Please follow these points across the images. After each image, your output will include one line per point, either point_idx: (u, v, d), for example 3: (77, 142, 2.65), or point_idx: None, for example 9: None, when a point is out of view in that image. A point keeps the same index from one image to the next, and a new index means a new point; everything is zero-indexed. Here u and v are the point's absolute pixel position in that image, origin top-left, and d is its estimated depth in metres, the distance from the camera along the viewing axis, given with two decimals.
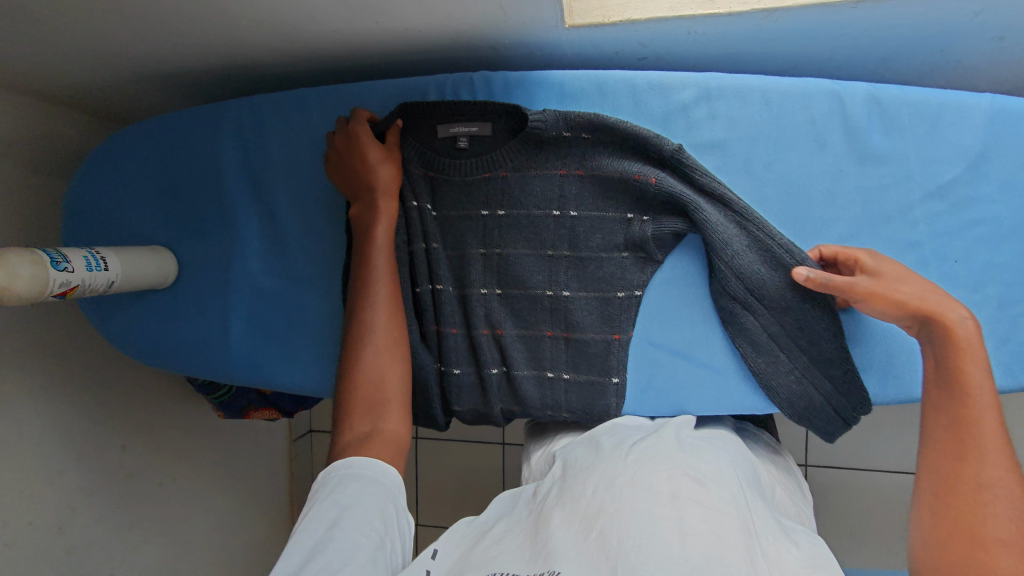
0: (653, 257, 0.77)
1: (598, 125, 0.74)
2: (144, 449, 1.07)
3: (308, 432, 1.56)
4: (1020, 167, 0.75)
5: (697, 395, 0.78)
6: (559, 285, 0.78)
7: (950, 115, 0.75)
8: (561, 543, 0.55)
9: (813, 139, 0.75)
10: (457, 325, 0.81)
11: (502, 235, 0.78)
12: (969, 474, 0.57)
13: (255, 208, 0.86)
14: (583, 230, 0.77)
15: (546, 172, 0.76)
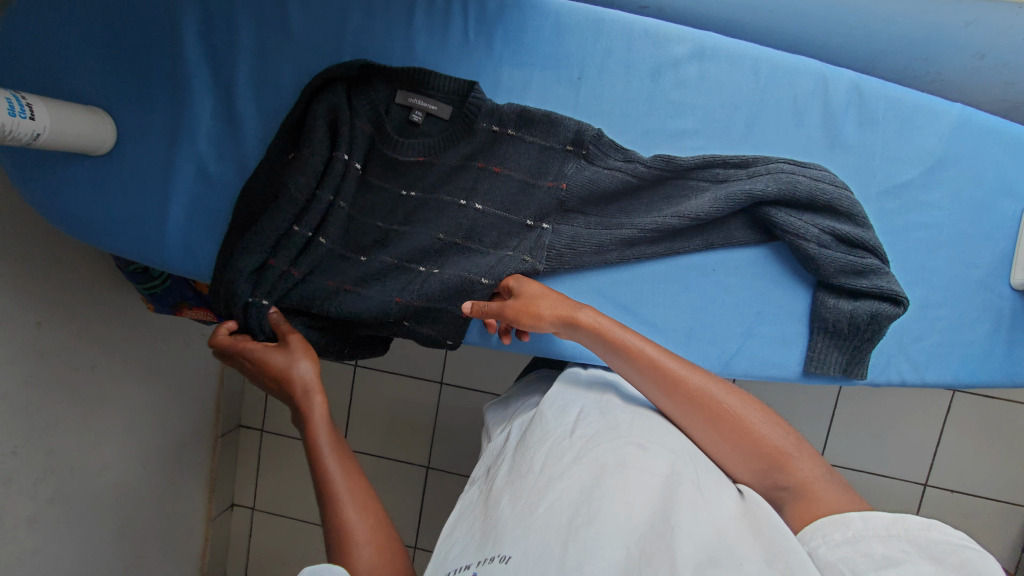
0: (535, 264, 0.73)
1: (533, 124, 0.72)
2: (61, 327, 1.06)
3: None
4: (971, 182, 0.70)
5: None
6: (433, 265, 0.75)
7: (921, 118, 0.69)
8: (507, 523, 0.51)
9: (792, 117, 0.70)
10: (315, 278, 0.75)
11: (409, 212, 0.76)
12: (737, 421, 0.59)
13: (212, 87, 0.79)
14: (482, 225, 0.74)
15: (467, 162, 0.74)
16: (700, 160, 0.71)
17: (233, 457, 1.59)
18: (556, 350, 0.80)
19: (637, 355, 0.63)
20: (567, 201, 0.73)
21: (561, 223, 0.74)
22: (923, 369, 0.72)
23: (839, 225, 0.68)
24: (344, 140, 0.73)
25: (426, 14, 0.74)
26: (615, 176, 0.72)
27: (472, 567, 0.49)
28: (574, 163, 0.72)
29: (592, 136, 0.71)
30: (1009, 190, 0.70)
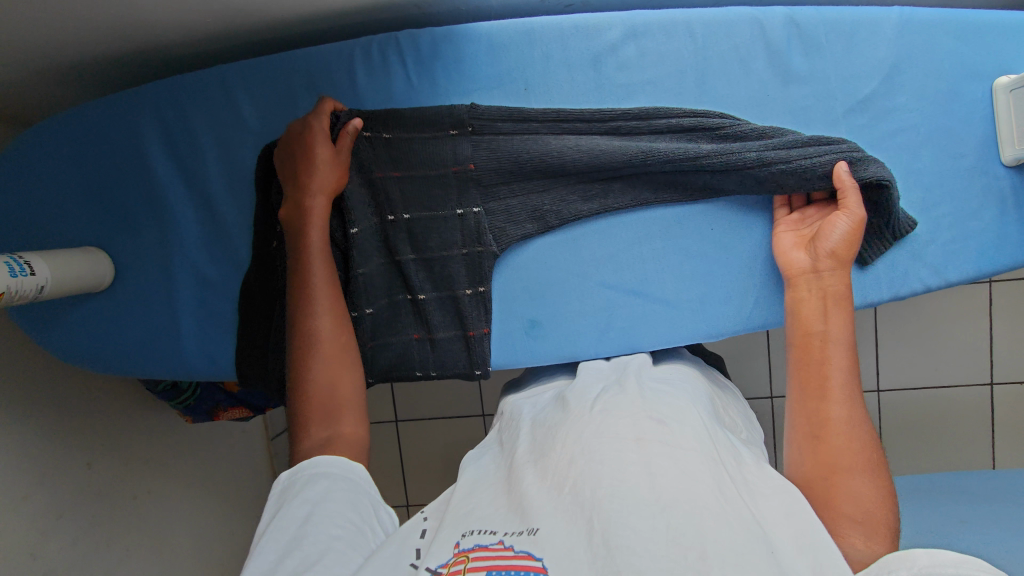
0: (490, 249, 0.77)
1: (407, 121, 0.75)
2: (111, 462, 1.09)
3: (285, 429, 1.57)
4: (936, 75, 0.68)
5: (652, 329, 0.77)
6: (415, 289, 0.79)
7: (863, 31, 0.68)
8: (537, 497, 0.54)
9: (738, 66, 0.71)
10: None
11: (358, 254, 0.77)
12: (831, 440, 0.59)
13: (188, 196, 0.82)
14: (420, 230, 0.78)
15: (369, 179, 0.77)
16: (594, 111, 0.73)
17: None
18: (582, 354, 0.78)
19: (830, 350, 0.63)
20: (483, 179, 0.75)
21: (488, 199, 0.76)
22: (944, 270, 0.71)
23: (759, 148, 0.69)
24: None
25: (367, 72, 0.77)
26: (512, 138, 0.75)
27: (499, 534, 0.53)
28: (467, 143, 0.75)
29: (466, 113, 0.74)
30: (971, 74, 0.68)
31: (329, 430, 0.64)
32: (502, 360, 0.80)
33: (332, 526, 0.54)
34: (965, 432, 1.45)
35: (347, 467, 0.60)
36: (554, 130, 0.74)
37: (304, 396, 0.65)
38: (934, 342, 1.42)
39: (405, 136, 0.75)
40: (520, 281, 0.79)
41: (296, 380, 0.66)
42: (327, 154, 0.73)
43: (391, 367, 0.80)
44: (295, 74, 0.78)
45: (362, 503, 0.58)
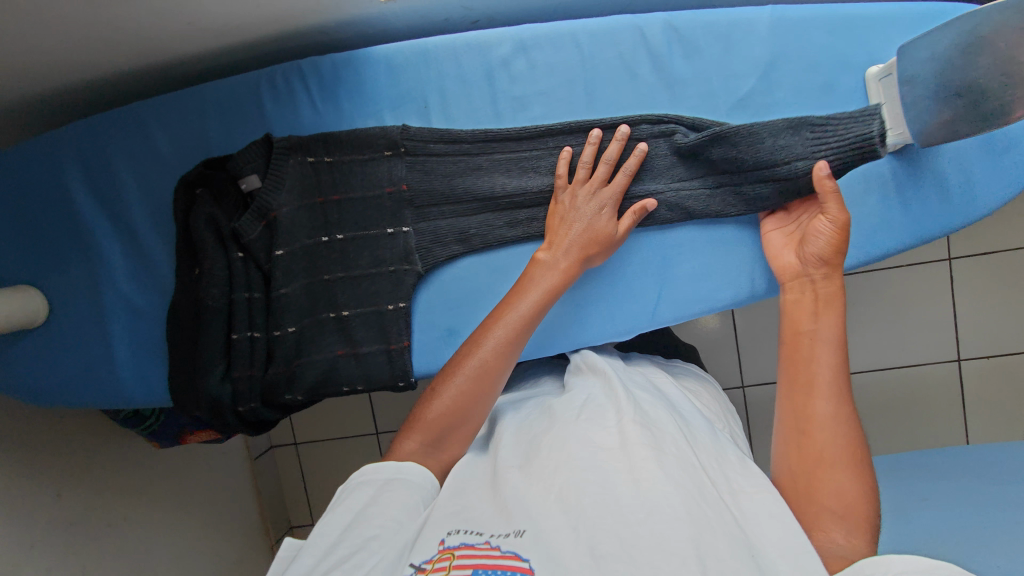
0: (415, 268, 0.79)
1: (339, 144, 0.79)
2: (81, 491, 1.15)
3: (268, 449, 1.61)
4: (811, 69, 0.70)
5: (567, 332, 0.78)
6: (339, 306, 0.81)
7: (737, 32, 0.70)
8: (525, 498, 0.54)
9: (624, 72, 0.73)
10: (255, 366, 0.81)
11: (284, 274, 0.80)
12: (816, 437, 0.59)
13: (114, 228, 0.85)
14: (351, 250, 0.80)
15: (309, 202, 0.80)
16: (520, 130, 0.76)
17: None
18: None
19: (822, 340, 0.62)
20: (416, 199, 0.79)
21: (420, 220, 0.79)
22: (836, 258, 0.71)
23: (663, 164, 0.73)
24: (233, 241, 0.79)
25: (275, 101, 0.80)
26: (442, 159, 0.78)
27: (487, 535, 0.52)
28: (401, 163, 0.78)
29: (399, 134, 0.77)
30: (846, 65, 0.69)
31: (433, 448, 0.63)
32: (425, 369, 0.82)
33: (381, 519, 0.54)
34: (935, 408, 1.46)
35: (403, 467, 0.60)
36: (482, 151, 0.77)
37: (434, 409, 0.64)
38: (886, 318, 1.44)
39: (337, 158, 0.79)
40: (432, 294, 0.81)
41: (439, 392, 0.65)
42: (602, 245, 0.72)
43: (317, 386, 0.82)
44: (208, 106, 0.81)
45: (415, 500, 0.58)
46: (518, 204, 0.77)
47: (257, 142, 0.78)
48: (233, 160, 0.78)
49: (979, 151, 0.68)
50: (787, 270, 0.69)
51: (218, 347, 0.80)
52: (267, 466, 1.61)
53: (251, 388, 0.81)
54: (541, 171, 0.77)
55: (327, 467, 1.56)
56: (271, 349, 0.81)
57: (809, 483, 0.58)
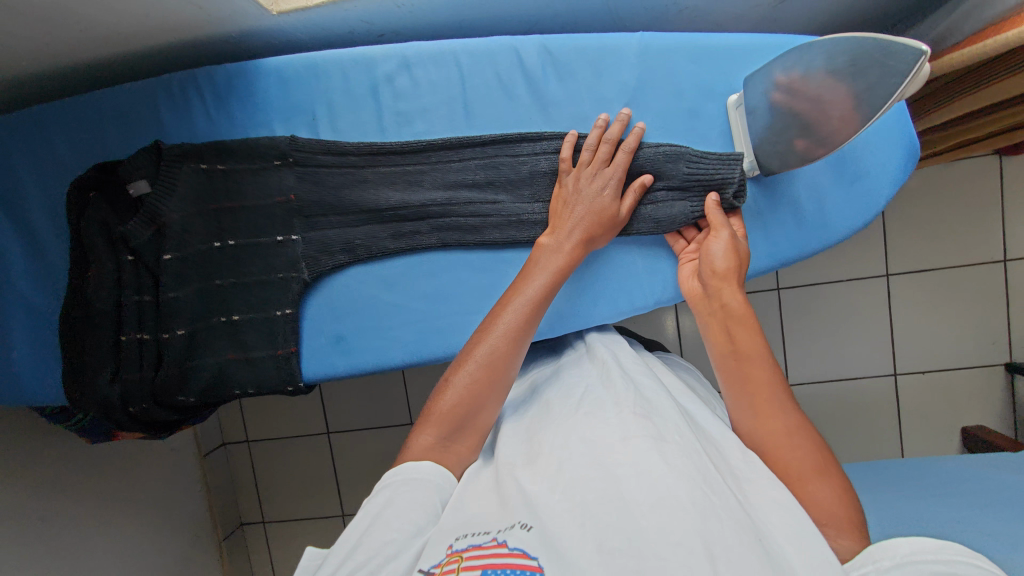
0: (302, 276, 0.80)
1: (228, 153, 0.79)
2: (13, 486, 1.16)
3: (220, 445, 1.69)
4: (677, 95, 0.73)
5: (448, 339, 0.81)
6: (230, 311, 0.82)
7: (607, 57, 0.73)
8: (526, 497, 0.54)
9: (502, 92, 0.75)
10: (145, 367, 0.83)
11: (173, 278, 0.81)
12: (774, 446, 0.59)
13: (13, 230, 0.86)
14: (244, 256, 0.81)
15: (201, 208, 0.80)
16: (405, 144, 0.77)
17: (242, 554, 1.74)
18: (387, 364, 0.83)
19: (748, 351, 0.63)
20: (305, 209, 0.79)
21: (310, 229, 0.80)
22: None
23: (537, 185, 0.76)
24: (123, 245, 0.81)
25: (170, 109, 0.82)
26: (331, 171, 0.79)
27: (493, 532, 0.52)
28: (290, 173, 0.79)
29: (287, 145, 0.78)
30: (709, 93, 0.73)
31: (448, 440, 0.63)
32: (313, 374, 0.84)
33: (400, 524, 0.55)
34: (864, 422, 1.50)
35: (419, 467, 0.60)
36: (368, 164, 0.79)
37: (448, 401, 0.64)
38: (816, 332, 1.48)
39: (227, 167, 0.80)
40: (322, 301, 0.83)
41: (450, 384, 0.65)
42: (606, 226, 0.70)
43: (208, 388, 0.83)
44: (105, 112, 0.83)
45: (431, 502, 0.58)
46: (405, 216, 0.79)
47: (146, 150, 0.79)
48: (123, 166, 0.79)
49: (831, 182, 0.71)
50: (693, 293, 0.72)
51: (106, 348, 0.82)
52: (217, 463, 1.69)
53: (142, 389, 0.83)
54: (425, 186, 0.78)
55: (281, 465, 1.68)
56: (162, 351, 0.83)
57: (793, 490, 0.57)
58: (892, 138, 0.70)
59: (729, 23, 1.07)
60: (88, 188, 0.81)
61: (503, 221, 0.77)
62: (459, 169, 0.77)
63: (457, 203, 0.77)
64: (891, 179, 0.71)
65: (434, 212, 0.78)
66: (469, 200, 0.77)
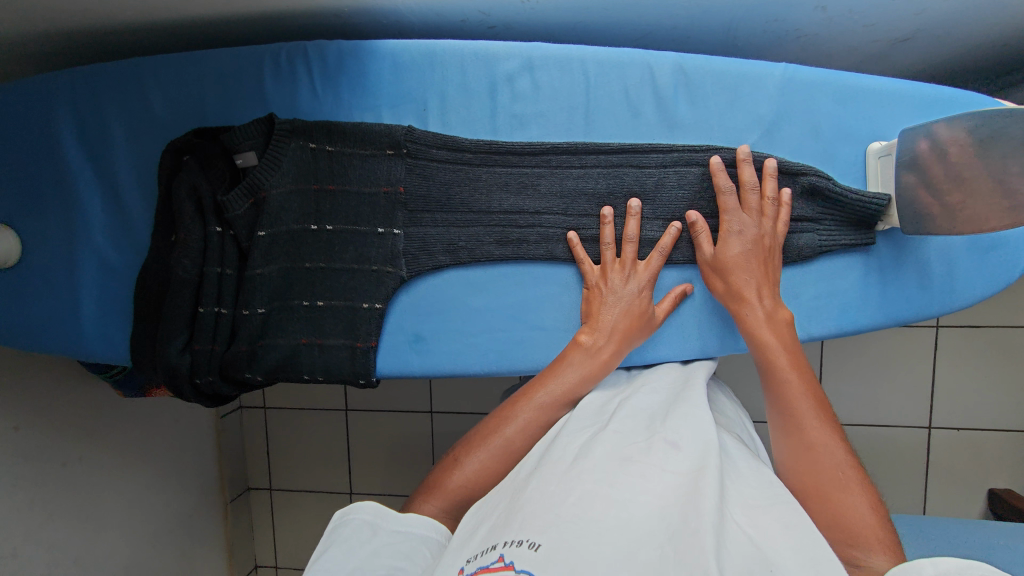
0: (398, 273, 0.78)
1: (340, 135, 0.77)
2: (37, 426, 1.15)
3: (237, 407, 1.70)
4: (814, 134, 0.69)
5: (526, 352, 0.79)
6: (314, 295, 0.80)
7: (746, 86, 0.69)
8: (535, 506, 0.53)
9: (627, 107, 0.72)
10: (216, 340, 0.81)
11: (263, 255, 0.78)
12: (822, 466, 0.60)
13: (96, 181, 0.83)
14: (338, 242, 0.79)
15: (302, 188, 0.78)
16: (526, 145, 0.74)
17: (247, 518, 1.74)
18: (463, 370, 0.81)
19: (796, 403, 0.63)
20: (411, 203, 0.77)
21: (412, 224, 0.78)
22: (807, 325, 0.71)
23: (652, 210, 0.73)
24: (213, 214, 0.78)
25: (274, 79, 0.78)
26: (443, 167, 0.76)
27: (498, 549, 0.51)
28: (401, 164, 0.76)
29: (403, 135, 0.75)
30: (847, 137, 0.69)
31: (452, 516, 0.67)
32: (387, 369, 0.82)
33: (385, 561, 0.58)
34: (892, 473, 1.47)
35: (408, 519, 0.63)
36: (483, 163, 0.75)
37: (455, 480, 0.67)
38: (861, 376, 1.44)
39: (335, 149, 0.77)
40: (407, 303, 0.80)
41: (461, 465, 0.68)
42: (641, 327, 0.72)
43: (277, 368, 0.81)
44: (206, 73, 0.80)
45: (418, 552, 0.60)
46: (511, 224, 0.76)
47: (252, 121, 0.76)
48: (230, 132, 0.76)
49: (966, 248, 0.68)
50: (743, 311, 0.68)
51: (181, 317, 0.79)
52: (231, 424, 1.70)
53: (210, 361, 0.81)
54: (539, 191, 0.75)
55: (300, 437, 1.67)
56: (236, 326, 0.81)
57: (842, 517, 0.56)
58: None
59: (838, 52, 1.02)
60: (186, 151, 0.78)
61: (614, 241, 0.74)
62: (575, 182, 0.74)
63: (564, 218, 0.75)
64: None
65: (540, 223, 0.75)
66: (576, 215, 0.75)
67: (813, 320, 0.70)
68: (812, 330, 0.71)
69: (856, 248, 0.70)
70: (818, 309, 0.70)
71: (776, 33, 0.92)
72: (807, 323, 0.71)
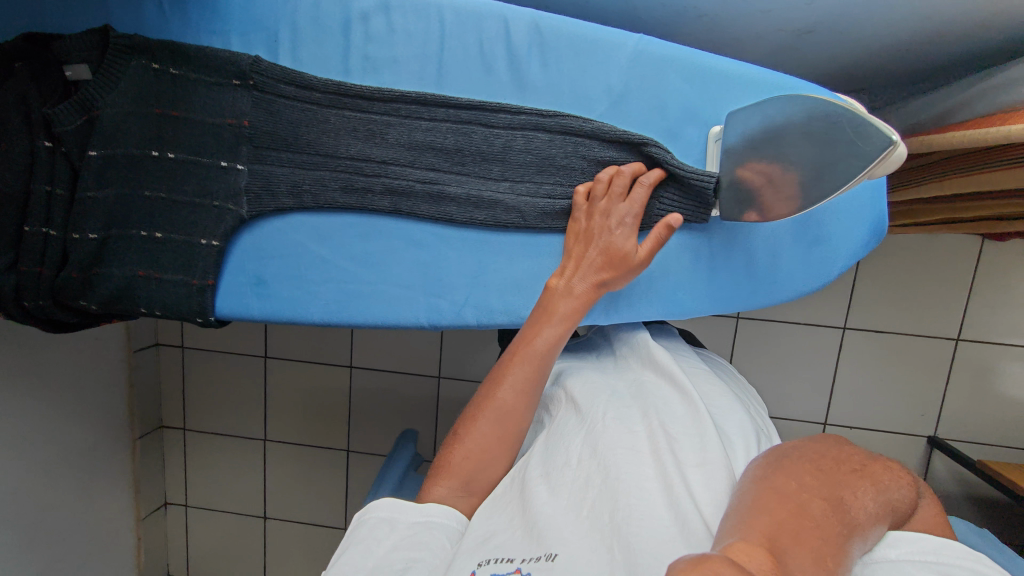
0: (239, 211, 0.75)
1: (183, 57, 0.72)
2: None
3: (152, 344, 1.63)
4: (660, 110, 0.69)
5: (366, 306, 0.77)
6: (151, 226, 0.76)
7: (599, 52, 0.68)
8: (553, 521, 0.62)
9: (480, 61, 0.70)
10: (45, 263, 0.77)
11: (99, 176, 0.75)
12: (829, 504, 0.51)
13: None
14: (180, 173, 0.75)
15: (141, 111, 0.73)
16: (375, 90, 0.71)
17: (156, 459, 1.68)
18: (303, 318, 0.79)
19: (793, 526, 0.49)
20: (257, 139, 0.73)
21: (256, 161, 0.74)
22: (637, 306, 0.74)
23: (500, 174, 0.72)
24: (42, 128, 0.73)
25: None
26: (292, 104, 0.72)
27: (515, 562, 0.59)
28: (247, 96, 0.72)
29: (248, 65, 0.71)
30: (692, 117, 0.70)
31: (463, 490, 0.70)
32: (226, 310, 0.79)
33: (401, 555, 0.61)
34: None
35: (428, 508, 0.66)
36: (332, 105, 0.72)
37: (459, 453, 0.69)
38: (780, 373, 1.43)
39: (180, 73, 0.72)
40: (250, 242, 0.77)
41: (460, 437, 0.69)
42: (623, 263, 0.67)
43: (111, 299, 0.77)
44: None
45: (438, 542, 0.64)
46: (359, 173, 0.73)
47: (87, 32, 0.72)
48: (60, 42, 0.71)
49: (792, 235, 0.72)
50: None
51: (5, 235, 0.75)
52: (143, 360, 1.60)
53: (39, 286, 0.77)
54: (387, 140, 0.72)
55: (212, 380, 1.64)
56: (67, 250, 0.77)
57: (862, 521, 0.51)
58: (863, 209, 0.72)
59: (749, 40, 0.98)
60: (14, 58, 0.72)
61: (460, 201, 0.73)
62: (424, 134, 0.72)
63: (411, 171, 0.72)
64: (851, 248, 0.72)
65: (386, 173, 0.73)
66: (422, 171, 0.73)
67: (646, 302, 0.73)
68: (641, 311, 0.74)
69: (688, 232, 0.72)
70: (650, 291, 0.73)
71: (673, 15, 0.90)
72: (639, 306, 0.74)
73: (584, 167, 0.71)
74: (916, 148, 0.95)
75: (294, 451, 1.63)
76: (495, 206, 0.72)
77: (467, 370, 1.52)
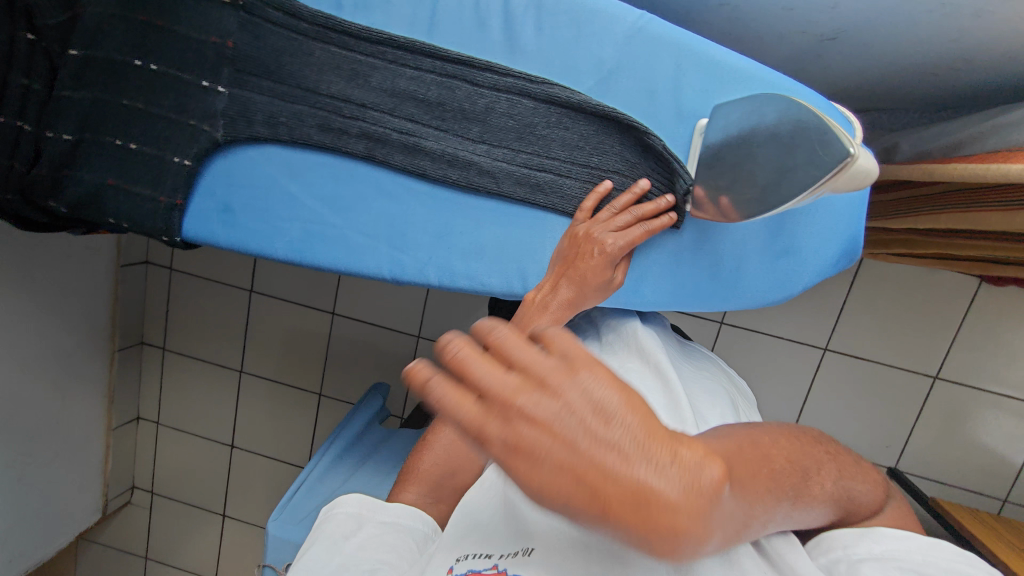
0: (213, 133, 0.74)
1: None
2: None
3: (143, 261, 1.64)
4: (647, 93, 0.69)
5: (330, 249, 0.75)
6: (125, 136, 0.74)
7: (595, 23, 0.68)
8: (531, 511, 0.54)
9: (474, 15, 0.69)
10: (16, 158, 0.76)
11: (80, 77, 0.74)
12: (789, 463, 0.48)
13: None
14: (159, 86, 0.73)
15: (127, 15, 0.72)
16: (364, 29, 0.70)
17: (134, 373, 1.71)
18: (269, 255, 0.77)
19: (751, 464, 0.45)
20: (240, 62, 0.72)
21: (236, 85, 0.73)
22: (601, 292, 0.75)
23: (481, 135, 0.71)
24: (24, 17, 0.72)
25: None
26: (278, 32, 0.71)
27: (493, 557, 0.51)
28: (234, 16, 0.71)
29: None
30: (679, 105, 0.69)
31: (431, 497, 0.68)
32: (191, 233, 0.77)
33: (369, 554, 0.59)
34: None
35: (395, 509, 0.64)
36: (319, 38, 0.71)
37: (428, 461, 0.68)
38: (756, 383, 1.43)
39: None
40: (222, 168, 0.76)
41: (433, 445, 0.69)
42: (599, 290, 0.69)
43: (79, 205, 0.76)
44: None
45: (404, 544, 0.61)
46: (336, 112, 0.72)
47: None
48: None
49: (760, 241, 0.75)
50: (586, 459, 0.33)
51: None
52: (130, 276, 1.61)
53: (7, 180, 0.76)
54: (369, 83, 0.71)
55: (195, 305, 1.65)
56: (40, 148, 0.76)
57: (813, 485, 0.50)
58: (835, 226, 0.76)
59: (769, 42, 0.95)
60: None
61: (435, 157, 0.72)
62: (408, 82, 0.70)
63: (389, 118, 0.71)
64: (817, 263, 0.76)
65: (365, 116, 0.71)
66: (403, 120, 0.71)
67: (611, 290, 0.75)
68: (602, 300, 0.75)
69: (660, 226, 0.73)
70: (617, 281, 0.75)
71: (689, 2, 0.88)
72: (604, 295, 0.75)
73: (566, 140, 0.71)
74: (920, 176, 0.91)
75: (269, 385, 1.65)
76: (470, 167, 0.71)
77: (446, 334, 1.52)
